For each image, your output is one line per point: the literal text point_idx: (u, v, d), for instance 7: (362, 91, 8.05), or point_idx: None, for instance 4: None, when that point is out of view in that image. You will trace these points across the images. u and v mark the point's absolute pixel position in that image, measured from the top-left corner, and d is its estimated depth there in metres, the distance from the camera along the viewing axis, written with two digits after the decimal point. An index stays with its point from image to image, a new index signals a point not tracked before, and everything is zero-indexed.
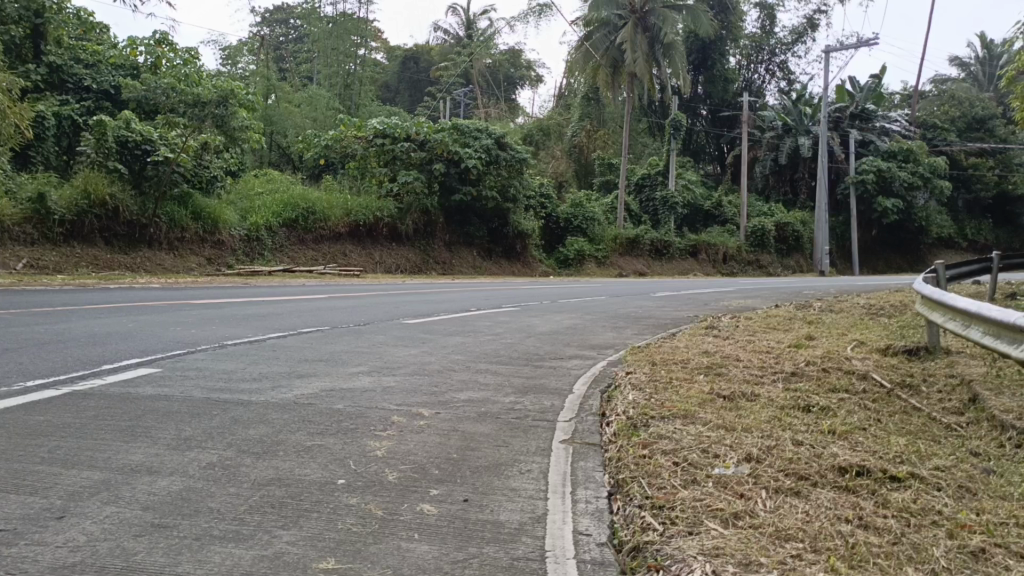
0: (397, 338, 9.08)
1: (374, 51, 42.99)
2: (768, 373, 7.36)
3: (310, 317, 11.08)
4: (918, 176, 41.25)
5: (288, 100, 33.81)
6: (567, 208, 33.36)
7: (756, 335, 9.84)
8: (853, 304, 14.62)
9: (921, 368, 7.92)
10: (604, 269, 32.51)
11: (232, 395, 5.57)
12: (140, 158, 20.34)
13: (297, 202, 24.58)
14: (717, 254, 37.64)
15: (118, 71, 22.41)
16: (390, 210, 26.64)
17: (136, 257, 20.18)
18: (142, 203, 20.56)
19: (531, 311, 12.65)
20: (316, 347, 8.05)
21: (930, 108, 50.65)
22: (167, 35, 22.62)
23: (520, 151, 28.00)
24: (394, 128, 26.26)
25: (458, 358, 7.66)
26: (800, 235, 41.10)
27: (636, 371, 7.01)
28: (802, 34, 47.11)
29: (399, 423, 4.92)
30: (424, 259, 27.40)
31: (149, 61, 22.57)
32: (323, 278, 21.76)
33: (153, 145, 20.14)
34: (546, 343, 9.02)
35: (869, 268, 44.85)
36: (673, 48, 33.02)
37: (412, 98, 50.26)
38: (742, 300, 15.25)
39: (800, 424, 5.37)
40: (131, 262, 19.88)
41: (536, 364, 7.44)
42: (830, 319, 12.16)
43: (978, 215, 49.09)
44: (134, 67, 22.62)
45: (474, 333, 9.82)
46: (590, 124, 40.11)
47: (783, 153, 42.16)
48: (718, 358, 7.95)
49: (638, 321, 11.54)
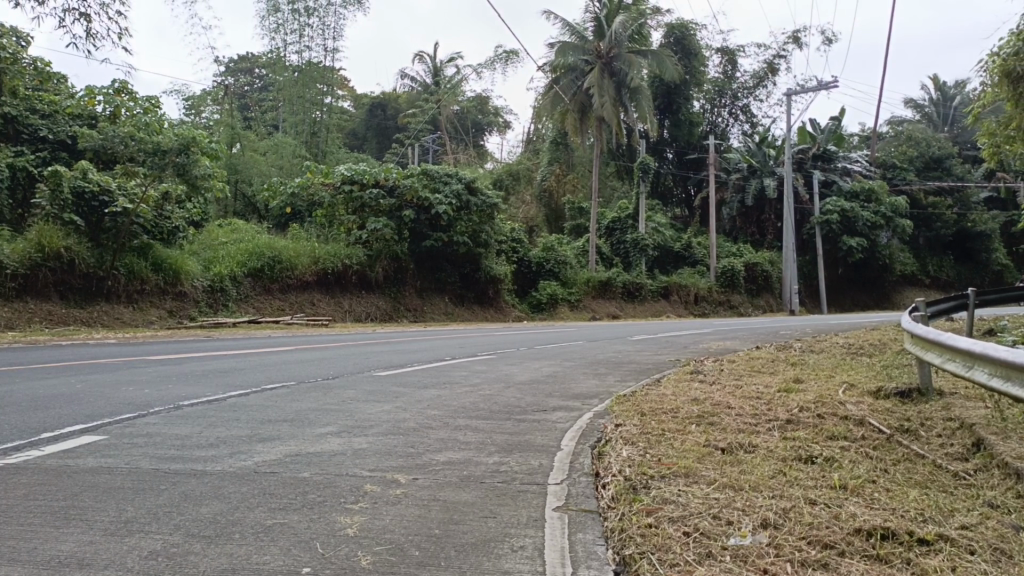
0: (368, 392, 8.56)
1: (341, 98, 42.87)
2: (762, 421, 6.97)
3: (275, 371, 10.51)
4: (881, 216, 41.71)
5: (254, 148, 33.43)
6: (538, 252, 33.10)
7: (743, 379, 9.48)
8: (835, 344, 14.35)
9: (919, 411, 7.56)
10: (577, 313, 32.17)
11: (185, 465, 5.03)
12: (97, 210, 19.75)
13: (263, 251, 24.02)
14: (689, 295, 37.54)
15: (75, 121, 21.91)
16: (359, 257, 26.12)
17: (93, 311, 19.44)
18: (99, 254, 19.96)
19: (508, 359, 12.17)
20: (280, 406, 7.50)
21: (890, 148, 51.61)
22: (127, 84, 22.19)
23: (490, 196, 27.84)
24: (363, 174, 25.86)
25: (434, 414, 7.17)
26: (770, 274, 41.26)
27: (625, 423, 6.58)
28: (764, 77, 47.95)
29: (373, 493, 4.42)
30: (394, 307, 26.86)
31: (108, 110, 22.03)
32: (290, 328, 21.14)
33: (111, 196, 19.61)
34: (527, 394, 8.55)
35: (839, 306, 45.06)
36: (639, 92, 33.25)
37: (380, 145, 50.18)
38: (723, 342, 14.91)
39: (808, 479, 4.95)
40: (87, 316, 19.15)
41: (519, 418, 6.96)
42: (814, 360, 11.85)
43: (942, 252, 49.74)
44: (92, 116, 22.11)
45: (449, 385, 9.31)
46: (559, 168, 40.23)
47: (750, 195, 42.52)
48: (709, 406, 7.55)
49: (620, 367, 11.12)
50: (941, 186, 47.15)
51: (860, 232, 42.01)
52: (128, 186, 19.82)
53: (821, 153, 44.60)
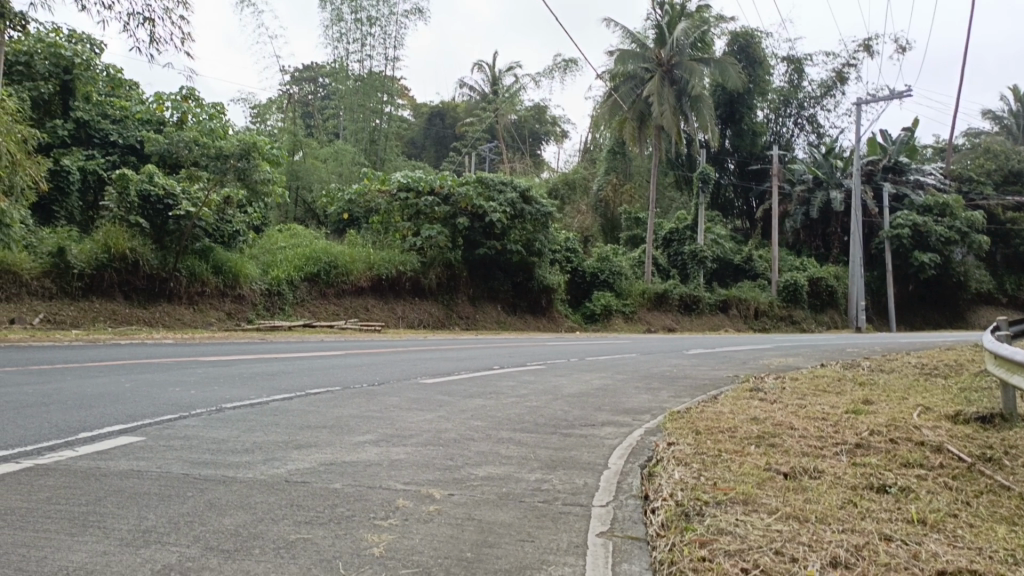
0: (412, 400, 8.33)
1: (401, 107, 43.14)
2: (827, 445, 6.52)
3: (322, 376, 10.37)
4: (955, 231, 39.65)
5: (315, 156, 33.79)
6: (593, 263, 32.67)
7: (807, 398, 8.99)
8: (905, 363, 13.65)
9: (1000, 439, 6.98)
10: (632, 324, 31.61)
11: (215, 471, 4.83)
12: (162, 212, 20.00)
13: (319, 256, 24.16)
14: (748, 309, 36.61)
15: (145, 126, 22.04)
16: (413, 264, 26.15)
17: (155, 311, 19.73)
18: (162, 256, 20.31)
19: (559, 370, 11.85)
20: (322, 412, 7.32)
21: (963, 161, 49.69)
22: (193, 90, 22.39)
23: (545, 204, 27.55)
24: (419, 182, 25.88)
25: (478, 425, 6.89)
26: (834, 289, 40.03)
27: (679, 442, 6.20)
28: (831, 87, 46.66)
29: (405, 509, 4.15)
30: (447, 314, 26.76)
31: (175, 116, 22.26)
32: (343, 333, 21.17)
33: (175, 199, 19.86)
34: (576, 407, 8.22)
35: (906, 323, 43.45)
36: (701, 101, 32.58)
37: (438, 154, 50.41)
38: (785, 359, 14.32)
39: (880, 511, 4.51)
40: (149, 316, 19.43)
41: (566, 433, 6.64)
42: (882, 380, 11.24)
43: (1017, 270, 47.66)
44: (161, 122, 22.25)
45: (496, 395, 9.03)
46: (616, 177, 39.73)
47: (815, 208, 41.36)
48: (769, 426, 7.11)
49: (675, 381, 10.69)
50: (1017, 201, 45.19)
51: (929, 247, 40.46)
52: (192, 190, 20.08)
53: (892, 164, 43.28)
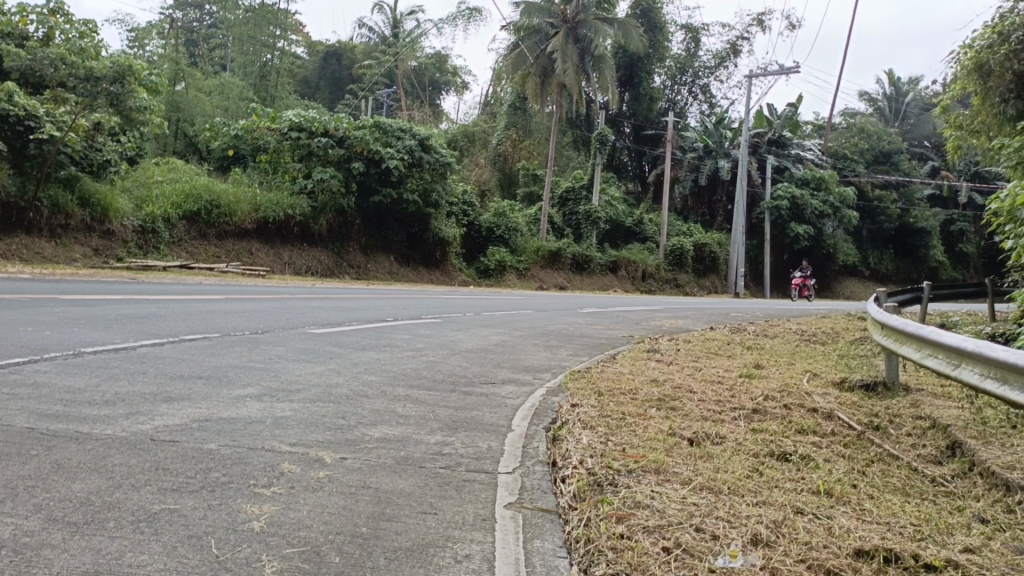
0: (299, 351, 7.81)
1: (293, 43, 41.10)
2: (726, 409, 6.45)
3: (200, 321, 9.65)
4: (828, 206, 41.96)
5: (199, 87, 31.69)
6: (489, 217, 32.30)
7: (701, 361, 8.97)
8: (788, 329, 14.06)
9: (886, 406, 7.10)
10: (524, 281, 31.54)
11: (68, 425, 4.23)
12: (22, 135, 18.36)
13: (200, 194, 22.73)
14: (637, 271, 37.29)
15: (4, 39, 19.86)
16: (303, 208, 25.03)
17: (11, 243, 18.05)
18: (21, 184, 18.66)
19: (453, 324, 11.50)
20: (198, 360, 6.70)
21: (842, 139, 51.96)
22: (63, 4, 20.30)
23: (444, 154, 26.65)
24: (312, 122, 24.74)
25: (371, 379, 6.48)
26: (717, 256, 41.33)
27: (582, 404, 5.96)
28: (726, 58, 47.56)
29: (292, 474, 3.71)
30: (337, 262, 25.85)
31: (41, 31, 20.14)
32: (225, 277, 20.02)
33: (37, 122, 18.15)
34: (474, 363, 7.90)
35: (781, 292, 45.44)
36: (603, 61, 32.48)
37: (332, 96, 48.47)
38: (675, 321, 14.50)
39: (785, 480, 4.39)
40: (5, 248, 17.75)
41: (464, 390, 6.31)
42: (769, 345, 11.47)
43: (883, 246, 50.63)
44: (24, 36, 20.13)
45: (389, 348, 8.60)
46: (515, 133, 39.26)
47: (704, 175, 42.33)
48: (670, 389, 6.99)
49: (571, 340, 10.55)
50: (888, 181, 47.73)
51: (807, 220, 42.23)
52: (57, 113, 18.41)
53: (775, 137, 44.26)
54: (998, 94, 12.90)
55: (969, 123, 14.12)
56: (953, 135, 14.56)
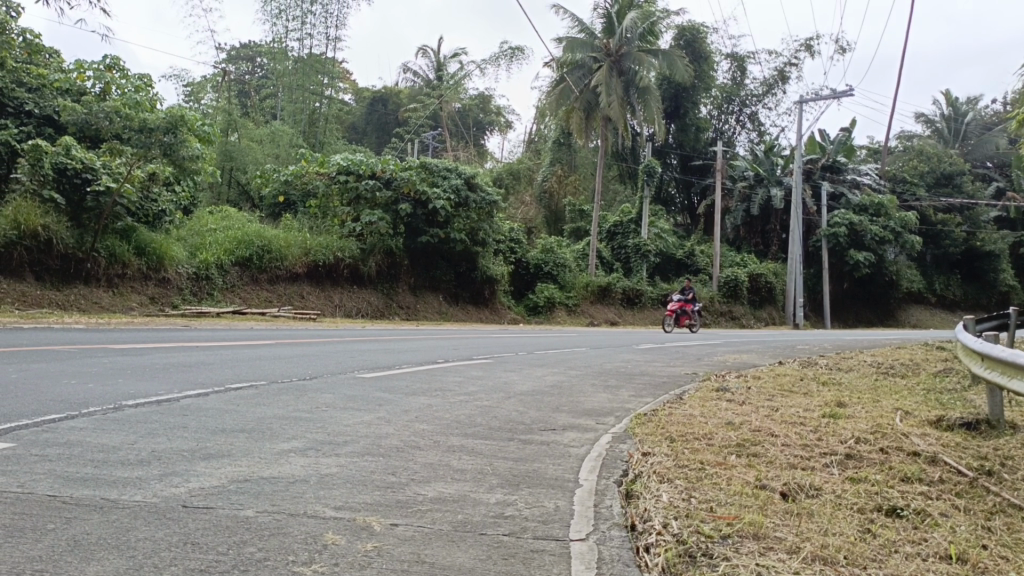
0: (347, 398, 7.38)
1: (340, 90, 41.79)
2: (816, 455, 5.85)
3: (247, 368, 9.32)
4: (888, 231, 40.39)
5: (250, 136, 32.16)
6: (537, 254, 31.94)
7: (776, 400, 8.35)
8: (862, 361, 13.23)
9: (993, 448, 6.43)
10: (575, 318, 30.98)
11: (94, 491, 3.85)
12: (80, 188, 18.66)
13: (251, 240, 22.81)
14: (690, 304, 36.39)
15: (63, 96, 20.24)
16: (352, 250, 24.94)
17: (70, 294, 18.25)
18: (79, 235, 18.80)
19: (507, 365, 11.00)
20: (241, 411, 6.31)
21: (899, 162, 50.52)
22: (119, 60, 20.63)
23: (490, 193, 26.55)
24: (359, 165, 24.78)
25: (423, 429, 6.02)
26: (772, 286, 40.20)
27: (656, 453, 5.44)
28: (774, 85, 46.89)
29: (336, 547, 3.25)
30: (387, 303, 25.66)
31: (98, 87, 20.43)
32: (276, 321, 19.92)
33: (94, 174, 18.56)
34: (532, 407, 7.39)
35: (841, 321, 43.94)
36: (649, 93, 32.12)
37: (380, 140, 48.97)
38: (740, 356, 13.78)
39: (903, 544, 3.82)
40: (63, 299, 17.94)
41: (524, 440, 5.79)
42: (845, 380, 10.73)
43: (945, 271, 48.85)
44: (82, 92, 20.57)
45: (442, 392, 8.14)
46: (562, 169, 38.90)
47: (755, 205, 41.45)
48: (748, 433, 6.41)
49: (633, 379, 9.96)
50: (949, 204, 46.13)
51: (865, 246, 40.84)
52: (112, 164, 18.80)
53: (829, 163, 43.22)
54: None
55: None
56: None
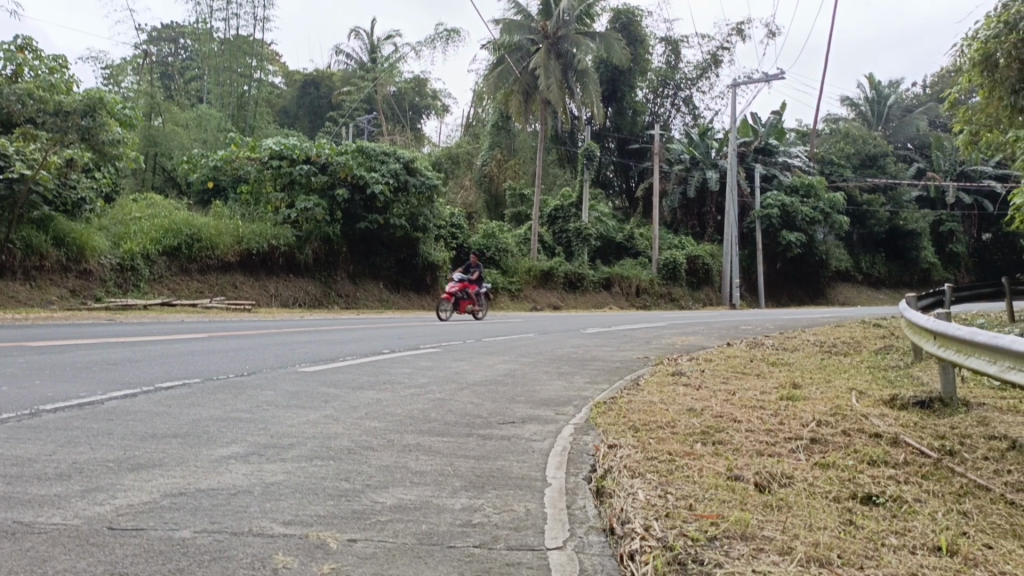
0: (289, 395, 6.96)
1: (270, 73, 40.48)
2: (782, 440, 5.68)
3: (179, 364, 8.77)
4: (819, 212, 41.34)
5: (176, 121, 30.82)
6: (478, 239, 31.54)
7: (732, 383, 8.21)
8: (806, 340, 13.31)
9: (950, 424, 6.36)
10: (518, 303, 30.78)
11: (8, 514, 3.41)
12: None
13: (179, 228, 21.85)
14: (630, 287, 36.57)
15: None
16: (287, 238, 24.17)
17: None
18: None
19: (455, 353, 10.68)
20: (174, 414, 5.84)
21: (828, 144, 51.61)
22: (30, 40, 19.44)
23: (430, 176, 25.87)
24: (292, 149, 23.99)
25: (374, 426, 5.66)
26: (710, 267, 40.68)
27: (621, 445, 5.19)
28: (707, 69, 47.25)
29: (288, 572, 2.92)
30: (325, 292, 24.99)
31: (9, 69, 19.06)
32: (209, 313, 19.12)
33: (8, 161, 17.45)
34: (486, 399, 7.10)
35: (776, 301, 44.79)
36: (587, 75, 31.90)
37: (313, 124, 47.71)
38: (688, 338, 13.72)
39: (891, 536, 3.61)
40: None
41: (482, 435, 5.50)
42: (794, 360, 10.72)
43: (872, 249, 50.31)
44: None
45: (390, 386, 7.77)
46: (501, 153, 38.50)
47: (692, 187, 41.86)
48: (711, 419, 6.22)
49: (585, 365, 9.75)
50: (875, 184, 47.42)
51: (797, 227, 41.66)
52: (27, 151, 17.50)
53: (762, 146, 43.87)
54: (1008, 85, 13.28)
55: (979, 117, 14.42)
56: (963, 128, 14.90)
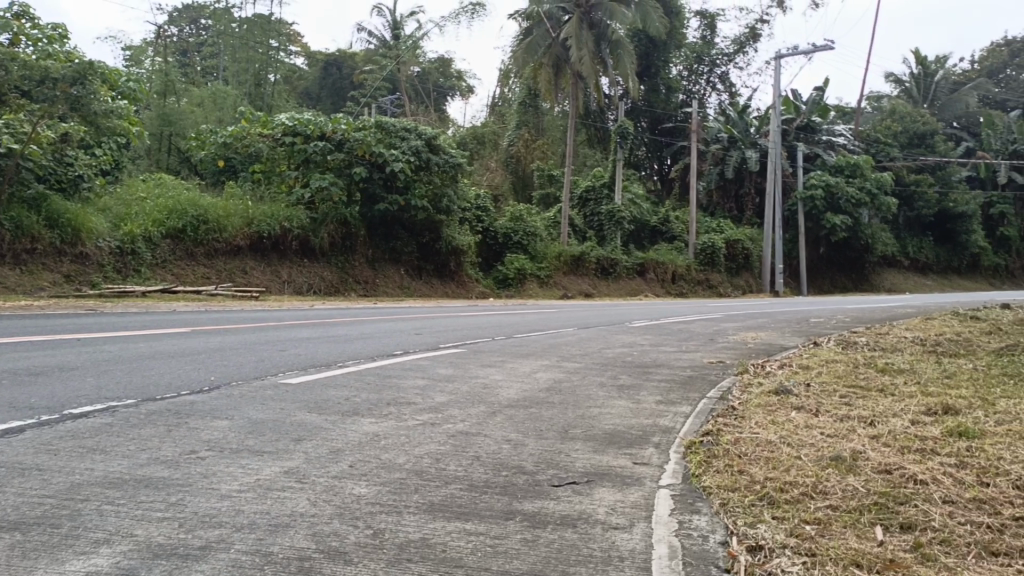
0: (246, 431, 4.85)
1: (291, 54, 38.67)
2: (1015, 523, 3.45)
3: (124, 374, 6.69)
4: (866, 192, 38.47)
5: (193, 101, 28.82)
6: (505, 222, 29.47)
7: (860, 405, 5.98)
8: (904, 338, 11.02)
9: None
10: (546, 290, 28.56)
11: None
12: None
13: (185, 209, 19.93)
14: (666, 273, 34.09)
15: None
16: (301, 220, 22.11)
17: None
18: None
19: (480, 357, 8.57)
20: (51, 473, 3.75)
21: (874, 121, 48.61)
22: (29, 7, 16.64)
23: (454, 155, 23.67)
24: (307, 125, 22.11)
25: (359, 500, 3.58)
26: (750, 252, 37.99)
27: (775, 556, 3.01)
28: (745, 42, 44.40)
29: None
30: (342, 278, 22.94)
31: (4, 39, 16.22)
32: (211, 302, 17.10)
33: None
34: (528, 434, 4.98)
35: (819, 288, 42.15)
36: (621, 47, 29.27)
37: (334, 106, 45.48)
38: (758, 335, 11.53)
39: None
40: None
41: (532, 516, 3.41)
42: (908, 366, 8.46)
43: (919, 233, 47.45)
44: None
45: (394, 409, 5.68)
46: (527, 132, 36.16)
47: (730, 167, 39.14)
48: (880, 480, 3.99)
49: (650, 375, 7.55)
50: (925, 163, 44.55)
51: (842, 210, 38.92)
52: (15, 123, 15.68)
53: (804, 124, 41.05)
54: None
55: None
56: None
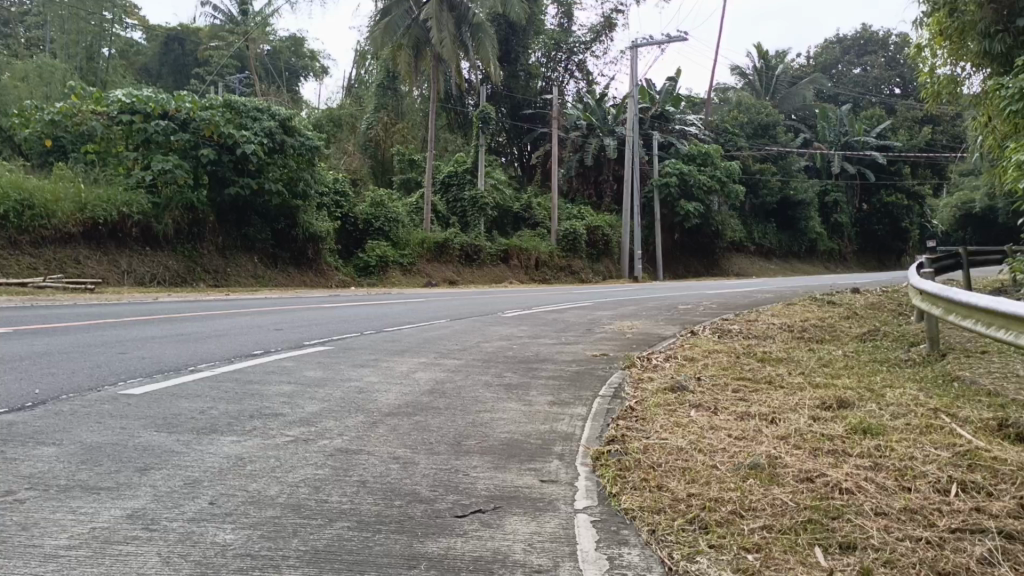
0: (78, 460, 4.01)
1: (127, 27, 35.72)
2: (954, 536, 3.25)
3: None
4: (715, 180, 40.07)
5: (14, 74, 25.95)
6: (365, 207, 28.49)
7: (756, 401, 5.83)
8: (772, 324, 11.22)
9: None
10: (409, 278, 27.77)
11: None
12: None
13: (6, 192, 17.80)
14: (529, 259, 34.09)
15: None
16: (142, 204, 20.23)
17: None
18: None
19: (352, 355, 7.87)
20: None
21: (721, 113, 50.77)
22: None
23: (311, 137, 22.55)
24: (146, 103, 20.46)
25: (227, 553, 2.91)
26: (609, 238, 38.66)
27: None
28: (601, 32, 45.08)
29: None
30: (189, 267, 21.32)
31: None
32: (39, 296, 15.30)
33: None
34: (418, 450, 4.42)
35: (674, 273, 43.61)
36: (483, 30, 28.77)
37: (177, 84, 42.57)
38: (634, 324, 11.41)
39: None
40: None
41: (439, 563, 2.88)
42: (785, 355, 8.50)
43: (763, 219, 50.02)
44: None
45: (262, 423, 4.96)
46: (387, 115, 35.12)
47: (589, 154, 39.72)
48: (805, 491, 3.74)
49: (537, 372, 7.13)
50: (767, 154, 46.98)
51: (695, 197, 40.29)
52: None
53: (659, 112, 42.16)
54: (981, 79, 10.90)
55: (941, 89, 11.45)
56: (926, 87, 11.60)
